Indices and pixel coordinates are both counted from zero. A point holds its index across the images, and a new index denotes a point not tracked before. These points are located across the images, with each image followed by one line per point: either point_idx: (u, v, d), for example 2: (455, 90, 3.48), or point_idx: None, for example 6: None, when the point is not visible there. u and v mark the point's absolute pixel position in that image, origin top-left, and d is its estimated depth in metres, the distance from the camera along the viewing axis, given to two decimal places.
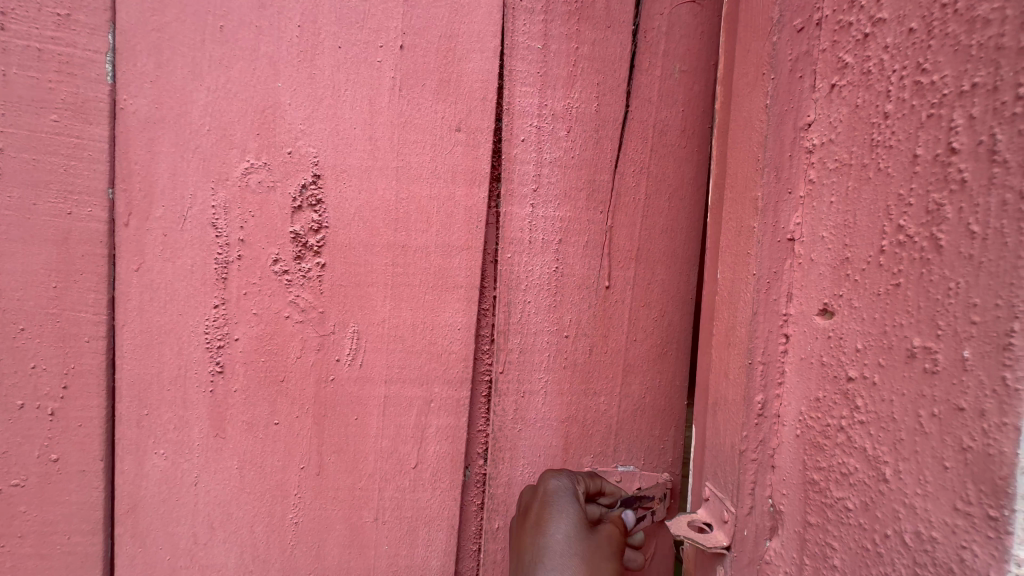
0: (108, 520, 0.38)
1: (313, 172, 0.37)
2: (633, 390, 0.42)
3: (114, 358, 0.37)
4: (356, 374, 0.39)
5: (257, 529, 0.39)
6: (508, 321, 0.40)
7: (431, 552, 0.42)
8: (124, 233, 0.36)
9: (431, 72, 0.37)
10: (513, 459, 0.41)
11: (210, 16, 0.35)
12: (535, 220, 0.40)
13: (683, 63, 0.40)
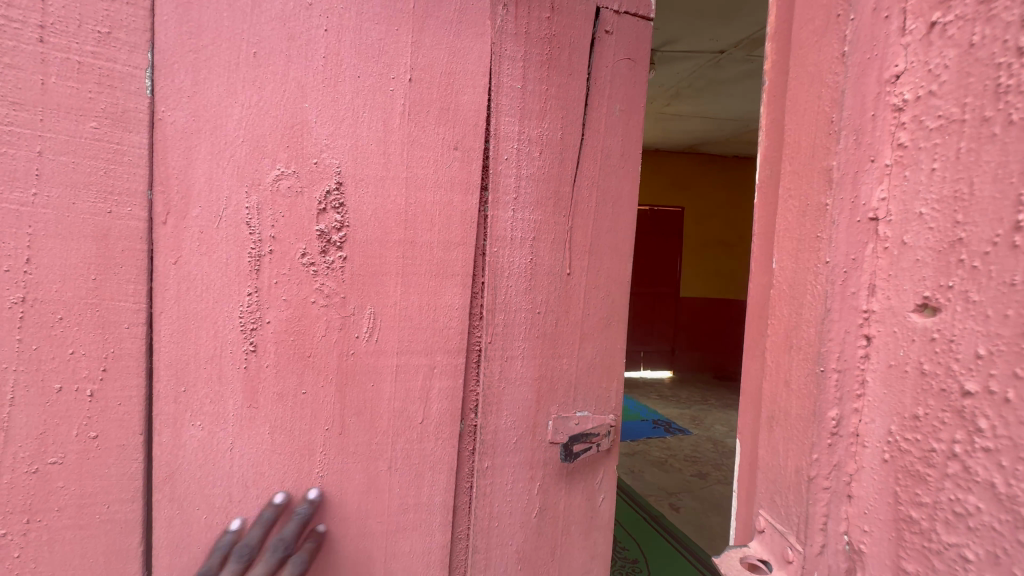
0: (146, 488, 0.42)
1: (336, 178, 0.43)
2: (588, 353, 0.54)
3: (153, 342, 0.41)
4: (372, 348, 0.46)
5: (287, 484, 0.45)
6: (494, 301, 0.49)
7: (435, 491, 0.50)
8: (161, 231, 0.40)
9: (434, 101, 0.45)
10: (498, 413, 0.51)
11: (245, 44, 0.40)
12: (514, 221, 0.49)
13: (622, 103, 0.53)
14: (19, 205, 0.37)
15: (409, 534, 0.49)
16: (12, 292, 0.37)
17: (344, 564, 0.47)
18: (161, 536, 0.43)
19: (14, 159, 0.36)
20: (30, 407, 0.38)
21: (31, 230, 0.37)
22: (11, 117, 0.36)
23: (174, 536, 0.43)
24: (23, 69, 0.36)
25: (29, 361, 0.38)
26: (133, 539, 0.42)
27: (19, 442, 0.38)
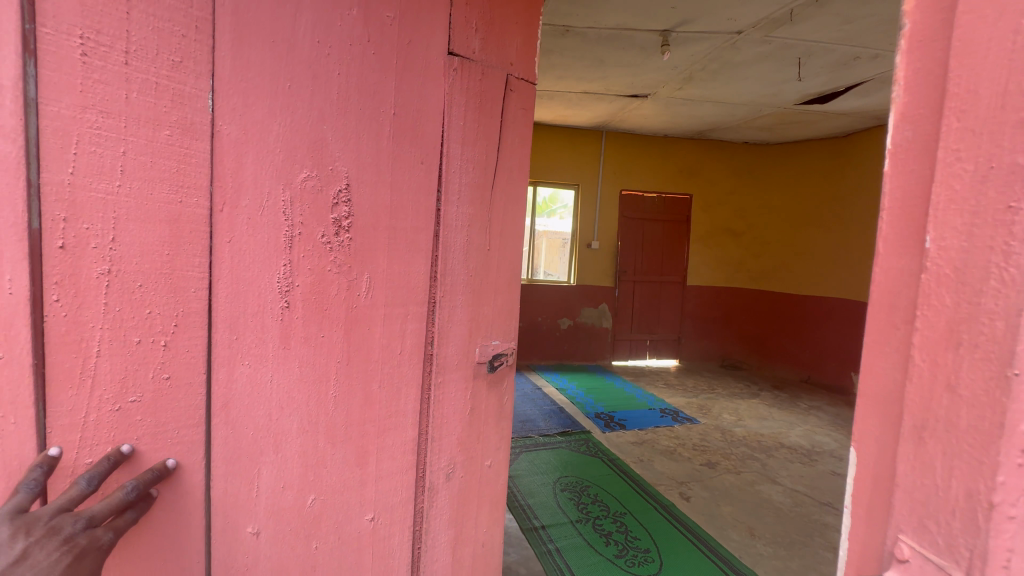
0: (207, 414, 0.54)
1: (345, 181, 0.58)
2: (500, 305, 0.76)
3: (211, 304, 0.53)
4: (369, 302, 0.61)
5: (311, 404, 0.59)
6: (446, 267, 0.68)
7: (410, 404, 0.66)
8: (220, 217, 0.52)
9: (409, 127, 0.62)
10: (448, 347, 0.69)
11: (282, 78, 0.53)
12: (456, 210, 0.68)
13: (521, 137, 0.75)
14: (106, 195, 0.47)
15: (390, 437, 0.65)
16: (99, 264, 0.48)
17: (349, 458, 0.62)
18: (217, 453, 0.55)
19: (102, 157, 0.47)
20: (115, 355, 0.49)
21: (114, 215, 0.48)
22: (100, 126, 0.47)
23: (227, 451, 0.56)
24: (113, 88, 0.47)
25: (114, 319, 0.49)
26: (197, 455, 0.54)
27: (104, 384, 0.49)
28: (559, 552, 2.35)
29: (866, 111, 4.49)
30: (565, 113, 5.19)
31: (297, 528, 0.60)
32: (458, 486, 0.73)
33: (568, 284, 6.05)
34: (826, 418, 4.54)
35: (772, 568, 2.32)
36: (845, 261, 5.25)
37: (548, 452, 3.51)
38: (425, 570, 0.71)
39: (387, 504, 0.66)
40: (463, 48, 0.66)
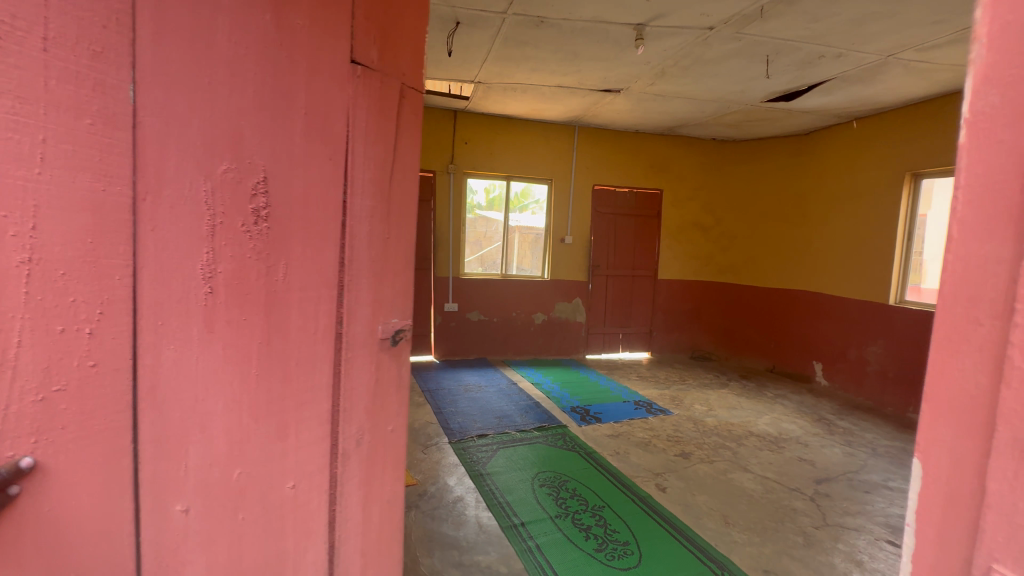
0: (133, 400, 0.56)
1: (262, 174, 0.61)
2: (396, 283, 0.77)
3: (137, 292, 0.55)
4: (285, 287, 0.65)
5: (235, 385, 0.62)
6: (350, 248, 0.70)
7: (322, 382, 0.69)
8: (143, 207, 0.54)
9: (322, 124, 0.66)
10: (350, 325, 0.71)
11: (202, 75, 0.56)
12: (351, 191, 0.69)
13: (412, 122, 0.78)
14: (24, 182, 0.47)
15: (308, 410, 0.68)
16: (18, 253, 0.47)
17: (271, 432, 0.65)
18: (144, 435, 0.57)
19: (20, 143, 0.46)
20: (37, 346, 0.48)
21: (34, 203, 0.47)
22: (15, 110, 0.45)
23: (154, 433, 0.57)
24: (31, 75, 0.46)
25: (36, 309, 0.48)
26: (125, 440, 0.55)
27: (26, 375, 0.48)
28: (540, 549, 2.40)
29: (827, 110, 4.69)
30: (539, 107, 5.23)
31: (223, 502, 0.63)
32: (367, 453, 0.76)
33: (541, 278, 6.12)
34: (791, 405, 4.74)
35: (746, 554, 2.46)
36: (809, 255, 5.51)
37: (526, 448, 3.56)
38: (340, 539, 0.74)
39: (305, 470, 0.69)
40: (365, 57, 0.69)
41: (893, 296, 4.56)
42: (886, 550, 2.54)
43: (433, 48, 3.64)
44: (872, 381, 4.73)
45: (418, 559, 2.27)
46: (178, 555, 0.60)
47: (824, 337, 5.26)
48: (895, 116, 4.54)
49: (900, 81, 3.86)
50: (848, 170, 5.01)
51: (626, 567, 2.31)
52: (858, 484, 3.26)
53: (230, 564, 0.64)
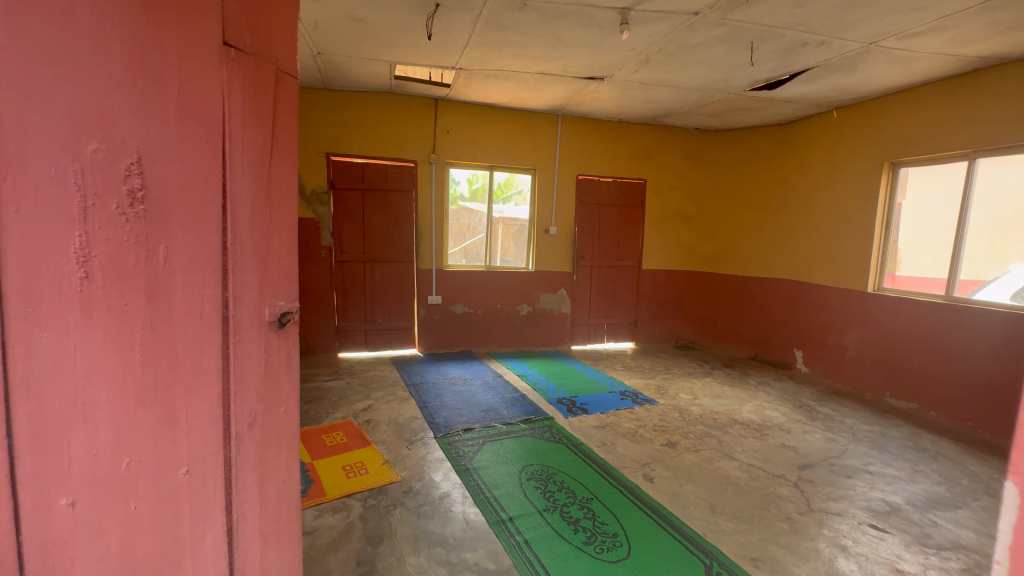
0: (6, 390, 0.54)
1: (137, 156, 0.60)
2: (282, 266, 0.78)
3: (1, 277, 0.53)
4: (166, 271, 0.63)
5: (120, 375, 0.61)
6: (234, 230, 0.70)
7: (209, 364, 0.69)
8: (6, 186, 0.52)
9: (199, 104, 0.64)
10: (236, 307, 0.71)
11: (63, 47, 0.54)
12: (233, 173, 0.69)
13: (291, 106, 0.79)
14: None
15: (198, 395, 0.68)
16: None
17: (159, 418, 0.65)
18: (15, 424, 0.55)
19: None
20: None
21: None
22: None
23: (27, 423, 0.56)
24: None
25: None
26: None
27: None
28: (528, 544, 2.39)
29: (808, 99, 4.72)
30: (521, 95, 5.17)
31: (113, 492, 0.62)
32: (260, 434, 0.78)
33: (525, 269, 6.09)
34: (774, 393, 4.80)
35: (734, 542, 2.49)
36: (789, 244, 5.56)
37: (512, 441, 3.56)
38: (235, 516, 0.76)
39: (199, 456, 0.69)
40: (238, 40, 0.68)
41: (872, 283, 4.62)
42: (869, 534, 2.60)
43: (413, 32, 3.58)
44: (851, 367, 4.82)
45: (405, 559, 2.27)
46: (68, 547, 0.60)
47: (806, 325, 5.34)
48: (875, 105, 4.58)
49: (881, 69, 3.88)
50: (828, 160, 5.05)
51: (616, 560, 2.31)
52: (840, 468, 3.32)
53: (124, 553, 0.64)
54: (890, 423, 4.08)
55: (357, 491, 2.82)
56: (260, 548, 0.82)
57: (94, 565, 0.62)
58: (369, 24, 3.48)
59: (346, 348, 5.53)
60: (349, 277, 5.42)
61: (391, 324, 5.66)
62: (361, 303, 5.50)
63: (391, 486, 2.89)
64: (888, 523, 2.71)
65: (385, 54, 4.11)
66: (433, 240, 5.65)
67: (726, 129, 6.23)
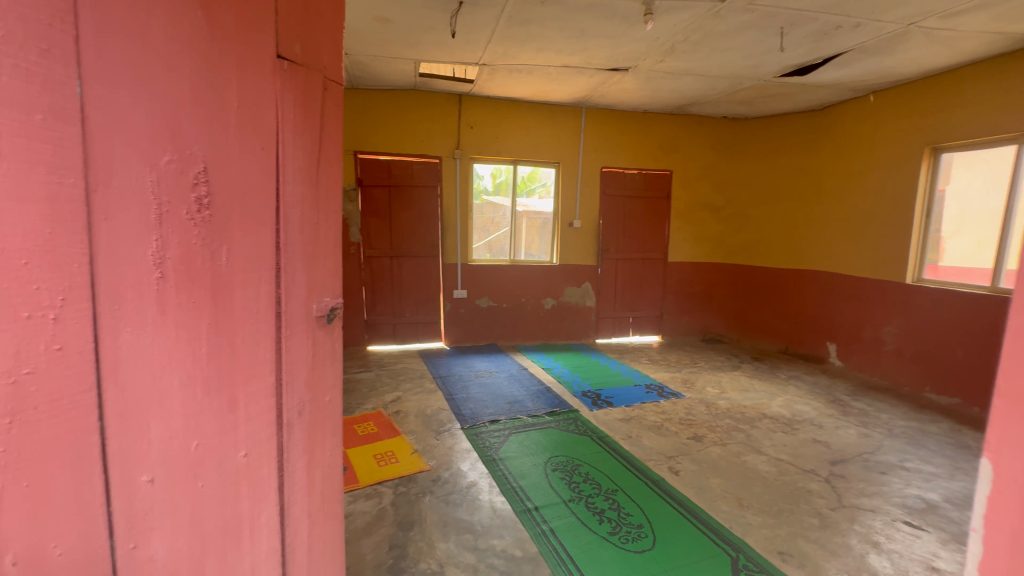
0: (97, 379, 0.60)
1: (203, 166, 0.67)
2: (328, 263, 0.87)
3: (92, 277, 0.59)
4: (227, 269, 0.71)
5: (190, 362, 0.68)
6: (287, 232, 0.78)
7: (264, 352, 0.77)
8: (95, 197, 0.59)
9: (255, 120, 0.72)
10: (289, 301, 0.79)
11: (141, 71, 0.60)
12: (285, 180, 0.77)
13: (336, 115, 0.87)
14: None
15: (255, 383, 0.77)
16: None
17: (222, 405, 0.73)
18: (107, 410, 0.62)
19: None
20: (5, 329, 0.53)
21: None
22: None
23: (115, 408, 0.62)
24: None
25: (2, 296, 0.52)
26: (91, 413, 0.60)
27: None
28: (554, 533, 2.45)
29: (842, 84, 4.58)
30: (545, 88, 5.17)
31: (185, 470, 0.70)
32: (308, 421, 0.87)
33: (550, 263, 6.12)
34: (806, 387, 4.71)
35: (761, 536, 2.49)
36: (822, 235, 5.42)
37: (537, 432, 3.62)
38: (288, 494, 0.85)
39: (255, 441, 0.78)
40: (290, 51, 0.75)
41: (910, 274, 4.49)
42: (903, 531, 2.56)
43: (437, 30, 3.64)
44: (888, 361, 4.68)
45: (434, 544, 2.35)
46: (147, 521, 0.67)
47: (839, 317, 5.21)
48: (914, 89, 4.42)
49: (920, 50, 3.73)
50: (865, 147, 4.90)
51: (641, 550, 2.35)
52: (874, 465, 3.25)
53: (193, 526, 0.72)
54: (928, 418, 3.96)
55: (388, 479, 2.93)
56: (308, 529, 0.90)
57: (167, 538, 0.69)
58: (395, 24, 3.55)
59: (375, 342, 5.67)
60: (377, 273, 5.56)
61: (417, 318, 5.78)
62: (389, 297, 5.64)
63: (421, 474, 2.99)
64: (924, 520, 2.65)
65: (410, 52, 4.18)
66: (458, 235, 5.73)
67: (755, 117, 6.09)
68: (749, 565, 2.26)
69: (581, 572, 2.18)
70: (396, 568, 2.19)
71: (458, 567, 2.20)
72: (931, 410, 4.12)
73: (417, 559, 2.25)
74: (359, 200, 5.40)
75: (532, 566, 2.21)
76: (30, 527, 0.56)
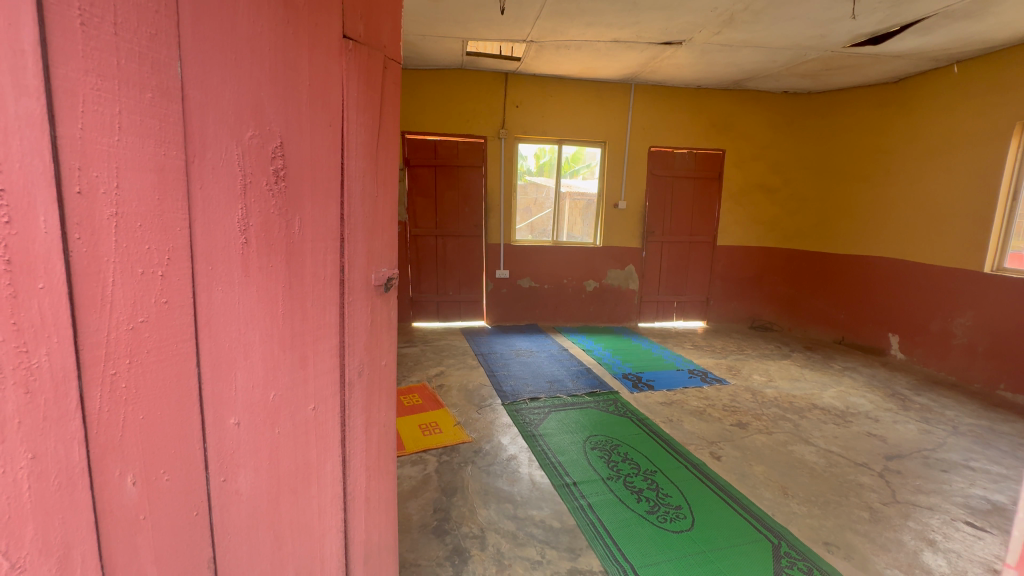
0: (195, 332, 0.68)
1: (279, 142, 0.74)
2: (386, 234, 0.94)
3: (192, 242, 0.66)
4: (297, 236, 0.78)
5: (269, 321, 0.77)
6: (351, 206, 0.85)
7: (329, 315, 0.85)
8: (193, 167, 0.65)
9: (324, 98, 0.78)
10: (349, 269, 0.87)
11: (231, 53, 0.67)
12: (347, 155, 0.83)
13: (394, 94, 0.92)
14: (108, 147, 0.56)
15: (323, 344, 0.85)
16: (109, 208, 0.57)
17: (295, 361, 0.81)
18: (204, 360, 0.70)
19: (103, 112, 0.55)
20: (127, 284, 0.59)
21: (116, 166, 0.57)
22: (100, 87, 0.55)
23: (210, 358, 0.70)
24: (106, 55, 0.55)
25: (123, 256, 0.59)
26: (191, 362, 0.68)
27: (120, 310, 0.59)
28: (592, 508, 2.50)
29: (922, 53, 4.22)
30: (593, 65, 5.06)
31: (263, 417, 0.78)
32: (367, 382, 0.95)
33: (593, 245, 6.06)
34: (861, 379, 4.51)
35: (805, 525, 2.45)
36: (888, 219, 5.10)
37: (577, 412, 3.66)
38: (348, 447, 0.93)
39: (323, 396, 0.86)
40: (355, 33, 0.81)
41: (989, 263, 4.15)
42: (964, 531, 2.43)
43: (487, 7, 3.62)
44: (957, 356, 4.39)
45: (476, 510, 2.46)
46: (234, 458, 0.75)
47: (902, 307, 4.92)
48: (1004, 58, 4.02)
49: (1017, 13, 3.37)
50: (946, 123, 4.52)
51: (679, 530, 2.36)
52: (935, 462, 3.09)
53: (272, 468, 0.81)
54: (999, 418, 3.71)
55: (432, 447, 3.06)
56: (366, 480, 0.99)
57: (250, 475, 0.78)
58: (444, 2, 3.58)
59: (420, 318, 5.86)
60: (422, 252, 5.70)
61: (461, 296, 5.91)
62: (433, 276, 5.78)
63: (463, 445, 3.11)
64: (988, 521, 2.51)
65: (459, 30, 4.19)
66: (501, 214, 5.77)
67: (819, 92, 5.74)
68: (791, 553, 2.23)
69: (619, 547, 2.22)
70: (440, 529, 2.31)
71: (498, 532, 2.30)
72: (1003, 408, 3.85)
73: (460, 523, 2.36)
74: (406, 179, 5.52)
75: (570, 538, 2.27)
76: (144, 458, 0.64)
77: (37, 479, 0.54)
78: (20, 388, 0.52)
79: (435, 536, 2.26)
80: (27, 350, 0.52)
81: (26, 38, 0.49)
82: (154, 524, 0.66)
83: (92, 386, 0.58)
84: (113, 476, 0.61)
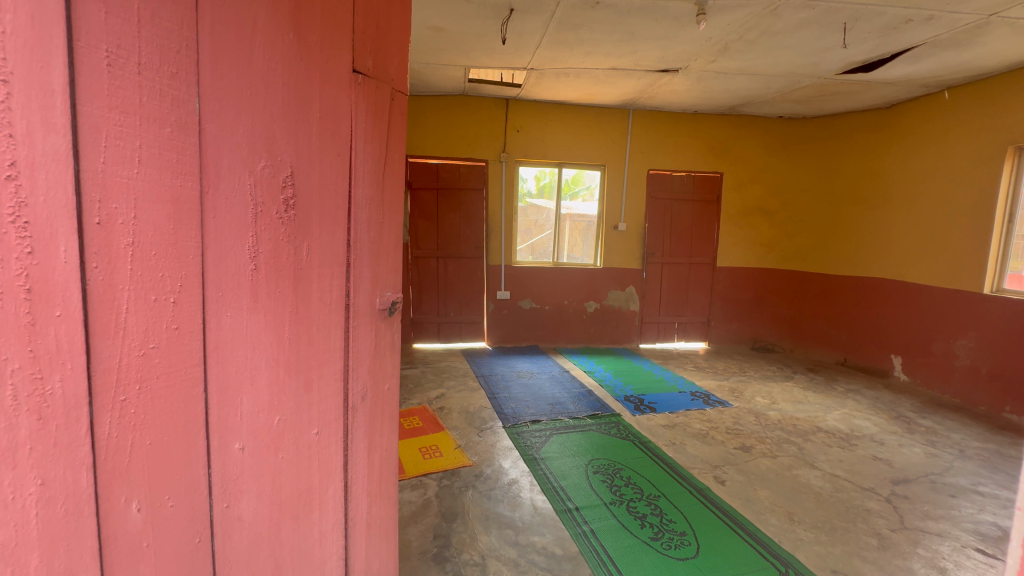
0: (202, 358, 0.69)
1: (289, 171, 0.76)
2: (390, 258, 0.96)
3: (202, 269, 0.67)
4: (304, 262, 0.80)
5: (274, 347, 0.78)
6: (359, 233, 0.88)
7: (332, 338, 0.86)
8: (206, 198, 0.67)
9: (332, 128, 0.81)
10: (355, 293, 0.89)
11: (246, 88, 0.70)
12: (354, 183, 0.86)
13: (399, 123, 0.95)
14: (129, 179, 0.58)
15: (327, 368, 0.86)
16: (126, 237, 0.59)
17: (299, 386, 0.82)
18: (210, 384, 0.70)
19: (122, 146, 0.58)
20: (140, 312, 0.61)
21: (133, 196, 0.59)
22: (122, 123, 0.58)
23: (216, 382, 0.71)
24: (129, 92, 0.58)
25: (137, 283, 0.60)
26: (197, 388, 0.68)
27: (131, 338, 0.60)
28: (594, 534, 2.46)
29: (912, 80, 4.33)
30: (591, 92, 5.19)
31: (268, 441, 0.79)
32: (370, 406, 0.96)
33: (593, 267, 6.09)
34: (865, 401, 4.48)
35: (813, 553, 2.40)
36: (886, 241, 5.14)
37: (578, 435, 3.62)
38: (351, 471, 0.93)
39: (325, 421, 0.87)
40: (364, 67, 0.85)
41: (989, 284, 4.17)
42: (975, 558, 2.38)
43: (488, 37, 3.74)
44: (961, 378, 4.36)
45: (476, 536, 2.42)
46: (238, 483, 0.76)
47: (905, 329, 4.90)
48: (994, 85, 4.12)
49: (1004, 42, 3.47)
50: (938, 146, 4.60)
51: (684, 557, 2.32)
52: (942, 487, 3.04)
53: (273, 492, 0.81)
54: (1006, 441, 3.67)
55: (432, 471, 3.02)
56: (367, 507, 0.99)
57: (253, 500, 0.78)
58: (448, 32, 3.69)
59: (420, 340, 5.86)
60: (424, 273, 5.73)
61: (461, 318, 5.91)
62: (435, 297, 5.80)
63: (464, 469, 3.08)
64: (998, 548, 2.46)
65: (461, 59, 4.31)
66: (502, 236, 5.83)
67: (813, 117, 5.87)
68: None
69: None
70: (440, 556, 2.26)
71: (499, 560, 2.25)
72: (1009, 431, 3.81)
73: (460, 550, 2.32)
74: (408, 202, 5.58)
75: (573, 565, 2.23)
76: (148, 483, 0.64)
77: (46, 505, 0.54)
78: (33, 415, 0.52)
79: (436, 564, 2.22)
80: (42, 377, 0.53)
81: (56, 79, 0.51)
82: (157, 550, 0.66)
83: (103, 412, 0.58)
84: (119, 502, 0.61)
